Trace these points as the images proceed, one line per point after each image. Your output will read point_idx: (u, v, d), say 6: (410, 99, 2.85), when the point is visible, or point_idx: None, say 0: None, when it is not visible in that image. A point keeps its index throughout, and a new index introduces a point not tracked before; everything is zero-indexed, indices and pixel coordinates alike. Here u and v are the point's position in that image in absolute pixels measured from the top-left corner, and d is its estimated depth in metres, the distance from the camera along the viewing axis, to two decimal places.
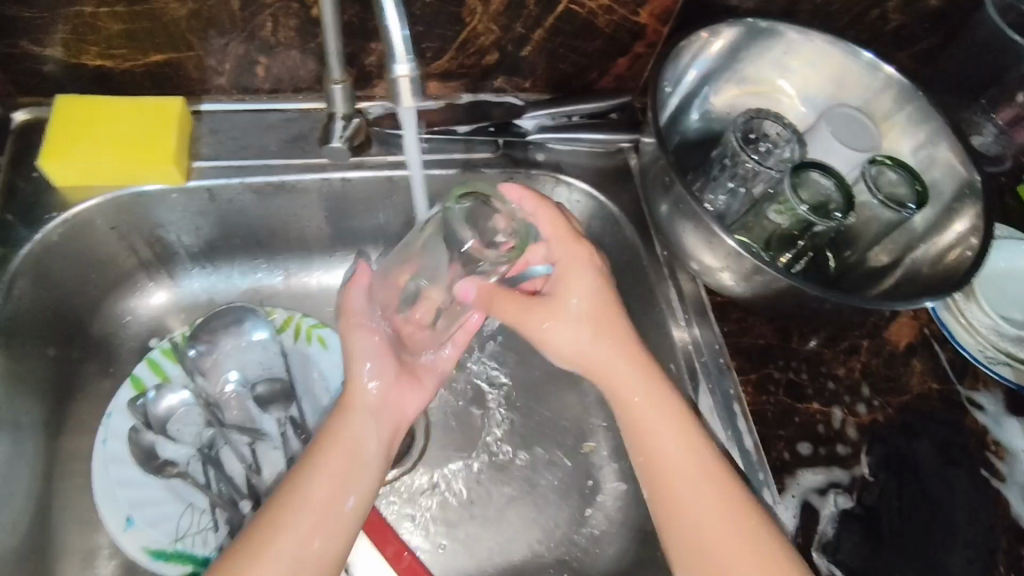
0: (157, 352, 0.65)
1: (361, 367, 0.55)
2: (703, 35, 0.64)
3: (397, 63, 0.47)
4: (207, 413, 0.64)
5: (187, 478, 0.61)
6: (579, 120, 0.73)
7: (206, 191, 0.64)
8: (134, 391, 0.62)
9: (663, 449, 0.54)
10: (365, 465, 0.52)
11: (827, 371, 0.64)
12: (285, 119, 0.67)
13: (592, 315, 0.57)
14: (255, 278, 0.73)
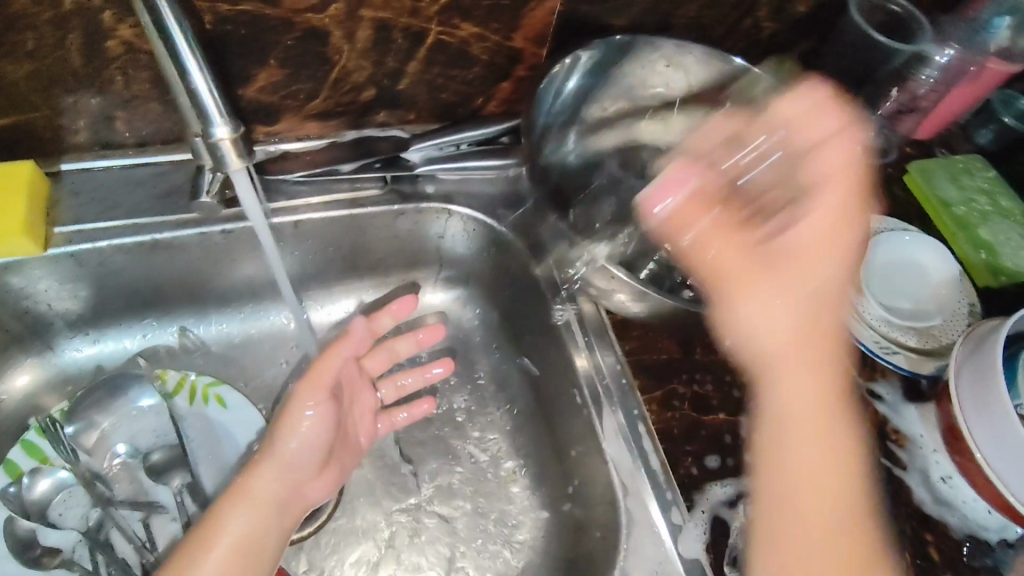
0: (32, 432, 0.60)
1: (288, 439, 0.54)
2: (568, 60, 0.64)
3: (216, 126, 0.51)
4: (93, 491, 0.60)
5: (72, 567, 0.56)
6: (467, 148, 0.71)
7: (70, 257, 0.60)
8: (8, 478, 0.58)
9: (789, 524, 0.46)
10: (261, 551, 0.50)
11: (732, 380, 0.64)
12: (156, 173, 0.64)
13: (806, 283, 0.47)
14: (145, 339, 0.69)
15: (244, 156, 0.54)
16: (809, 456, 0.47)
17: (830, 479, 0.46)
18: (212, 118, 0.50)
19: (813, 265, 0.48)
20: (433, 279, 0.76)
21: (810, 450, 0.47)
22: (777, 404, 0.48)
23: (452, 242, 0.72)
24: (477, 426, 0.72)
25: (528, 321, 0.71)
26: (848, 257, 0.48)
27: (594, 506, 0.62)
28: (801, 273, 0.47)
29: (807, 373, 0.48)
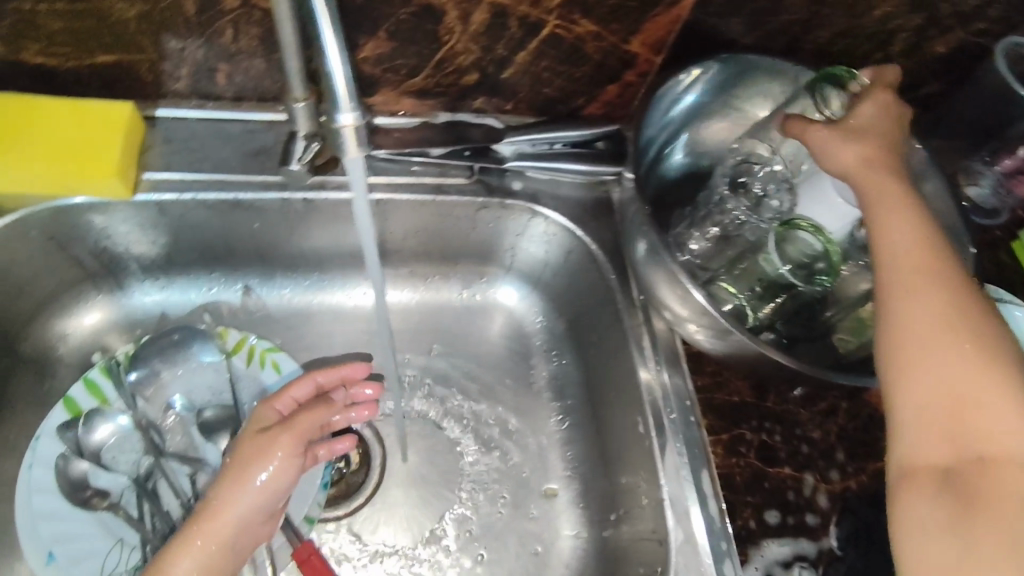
0: (95, 370, 0.60)
1: (251, 490, 0.52)
2: (697, 70, 0.61)
3: (341, 112, 0.45)
4: (146, 439, 0.61)
5: (119, 510, 0.58)
6: (561, 148, 0.69)
7: (155, 205, 0.59)
8: (68, 414, 0.58)
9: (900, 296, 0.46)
10: None
11: (802, 434, 0.60)
12: (247, 131, 0.62)
13: (869, 130, 0.53)
14: (212, 294, 0.68)
15: (363, 144, 0.48)
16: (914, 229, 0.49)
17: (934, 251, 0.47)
18: (338, 104, 0.44)
19: (872, 123, 0.53)
20: (501, 274, 0.74)
21: (926, 283, 0.46)
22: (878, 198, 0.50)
23: (528, 242, 0.70)
24: (524, 432, 0.71)
25: (597, 332, 0.69)
26: (891, 124, 0.54)
27: (639, 537, 0.60)
28: (869, 126, 0.53)
29: (887, 174, 0.51)
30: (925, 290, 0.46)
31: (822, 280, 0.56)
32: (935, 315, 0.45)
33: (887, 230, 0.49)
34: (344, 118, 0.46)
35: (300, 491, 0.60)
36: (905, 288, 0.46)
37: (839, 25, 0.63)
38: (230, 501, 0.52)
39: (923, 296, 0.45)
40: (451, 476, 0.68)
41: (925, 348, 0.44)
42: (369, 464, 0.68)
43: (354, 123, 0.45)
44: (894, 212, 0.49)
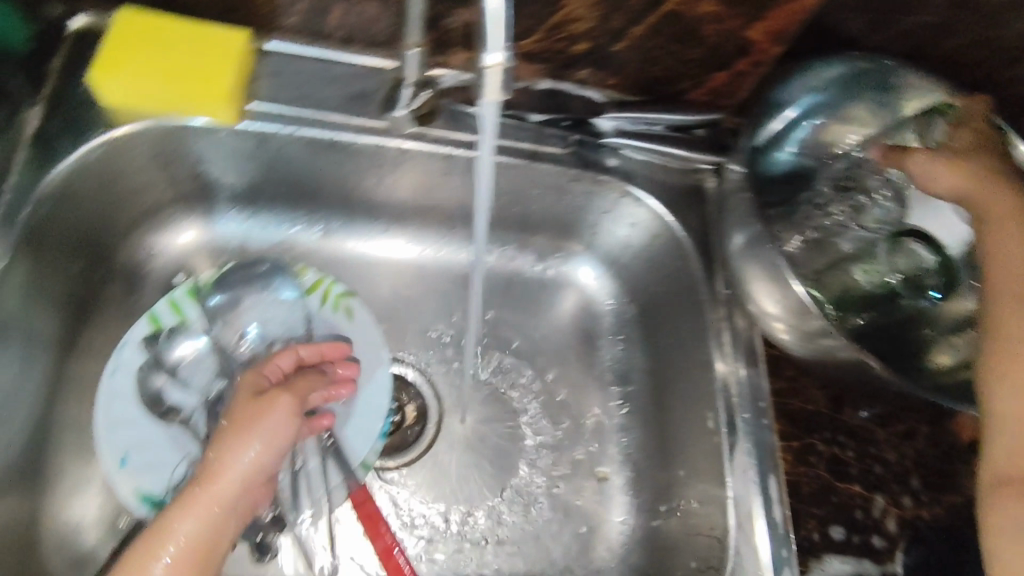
0: (181, 291, 0.62)
1: (250, 452, 0.50)
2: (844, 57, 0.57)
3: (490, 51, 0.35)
4: (220, 363, 0.62)
5: (188, 427, 0.59)
6: (661, 130, 0.68)
7: (257, 135, 0.59)
8: (150, 328, 0.60)
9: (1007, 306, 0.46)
10: (211, 555, 0.47)
11: (876, 453, 0.58)
12: (351, 74, 0.62)
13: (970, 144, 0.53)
14: (293, 232, 0.69)
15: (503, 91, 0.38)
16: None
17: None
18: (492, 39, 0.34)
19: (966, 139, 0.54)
20: (578, 251, 0.73)
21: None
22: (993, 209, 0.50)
23: (614, 221, 0.69)
24: (581, 411, 0.70)
25: (673, 322, 0.67)
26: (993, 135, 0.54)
27: (695, 533, 0.60)
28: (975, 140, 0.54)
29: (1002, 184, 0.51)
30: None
31: (929, 296, 0.57)
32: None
33: (1000, 241, 0.49)
34: (491, 58, 0.36)
35: (358, 435, 0.60)
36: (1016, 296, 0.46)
37: (975, 34, 0.56)
38: (228, 462, 0.50)
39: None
40: (506, 445, 0.68)
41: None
42: (425, 420, 0.68)
43: (503, 64, 0.35)
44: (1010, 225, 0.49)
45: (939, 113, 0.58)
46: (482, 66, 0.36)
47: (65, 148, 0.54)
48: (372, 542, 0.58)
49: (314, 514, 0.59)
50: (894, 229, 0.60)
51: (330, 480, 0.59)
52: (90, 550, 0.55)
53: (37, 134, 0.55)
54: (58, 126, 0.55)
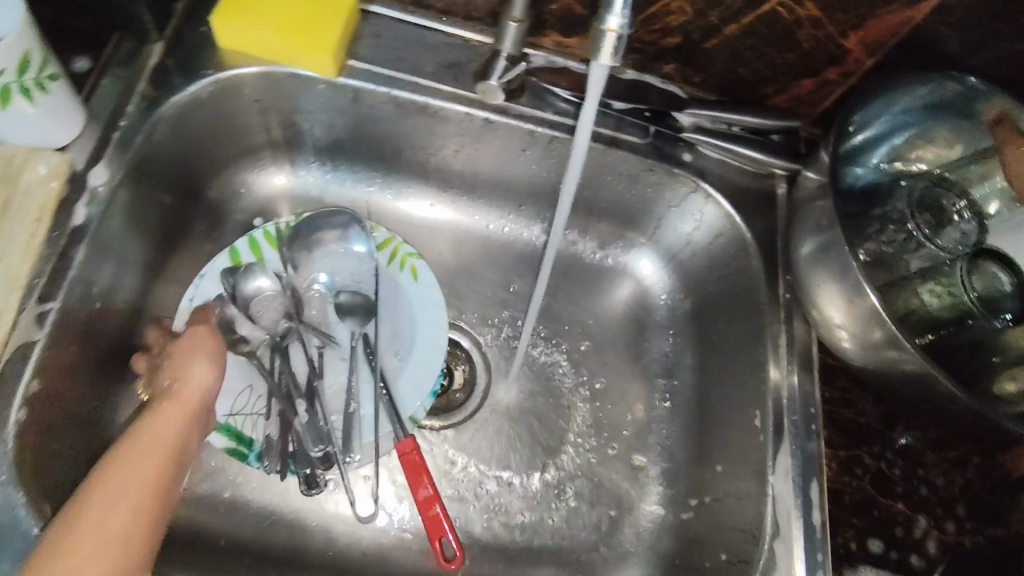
0: (260, 232, 0.66)
1: (196, 370, 0.53)
2: (934, 78, 0.57)
3: (612, 15, 0.38)
4: (289, 304, 0.64)
5: (254, 359, 0.62)
6: (739, 131, 0.68)
7: (353, 92, 0.62)
8: (231, 262, 0.64)
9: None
10: (183, 454, 0.48)
11: (923, 475, 0.57)
12: (447, 43, 0.64)
13: None
14: (367, 192, 0.72)
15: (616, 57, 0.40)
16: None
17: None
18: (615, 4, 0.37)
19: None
20: (639, 242, 0.75)
21: None
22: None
23: (680, 215, 0.70)
24: (625, 399, 0.71)
25: (728, 322, 0.68)
26: None
27: (728, 529, 0.61)
28: None
29: None
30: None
31: (1004, 319, 0.55)
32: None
33: None
34: (611, 24, 0.38)
35: (411, 390, 0.62)
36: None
37: None
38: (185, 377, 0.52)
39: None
40: (547, 421, 0.69)
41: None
42: (472, 387, 0.70)
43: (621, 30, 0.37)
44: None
45: None
46: (602, 30, 0.38)
47: (179, 82, 0.58)
48: (415, 491, 0.59)
49: (363, 461, 0.61)
50: (971, 249, 0.58)
51: (382, 428, 0.61)
52: None
53: (156, 67, 0.58)
54: (174, 62, 0.59)
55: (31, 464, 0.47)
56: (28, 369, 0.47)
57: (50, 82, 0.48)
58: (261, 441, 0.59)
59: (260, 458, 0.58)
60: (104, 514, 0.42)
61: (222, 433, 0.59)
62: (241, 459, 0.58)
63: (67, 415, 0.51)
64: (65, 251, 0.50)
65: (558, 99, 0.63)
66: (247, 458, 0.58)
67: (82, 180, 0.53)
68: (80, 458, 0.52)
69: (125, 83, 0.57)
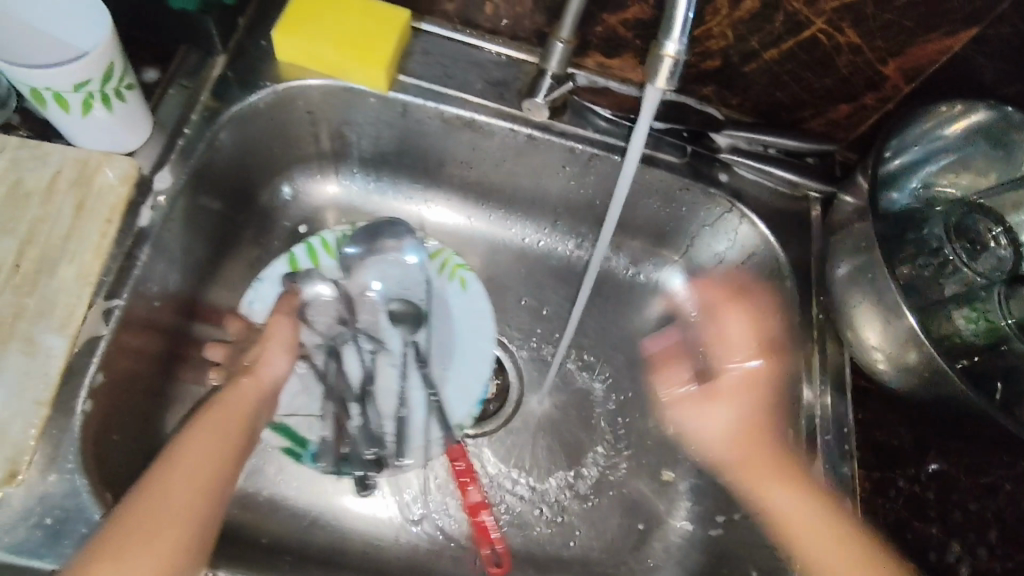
0: (316, 240, 0.69)
1: (275, 360, 0.60)
2: (955, 107, 0.58)
3: (670, 40, 0.40)
4: (345, 310, 0.67)
5: (311, 362, 0.65)
6: (774, 153, 0.69)
7: (402, 105, 0.64)
8: (289, 267, 0.68)
9: (722, 422, 0.63)
10: (245, 434, 0.54)
11: (957, 500, 0.56)
12: (493, 61, 0.66)
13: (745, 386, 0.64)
14: (409, 203, 0.74)
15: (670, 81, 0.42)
16: (752, 378, 0.65)
17: (763, 381, 0.65)
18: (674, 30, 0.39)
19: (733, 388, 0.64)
20: (672, 260, 0.76)
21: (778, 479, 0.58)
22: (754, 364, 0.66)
23: (715, 235, 0.71)
24: (655, 414, 0.72)
25: None
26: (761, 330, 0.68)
27: (758, 547, 0.61)
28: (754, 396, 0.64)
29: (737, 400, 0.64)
30: (774, 432, 0.62)
31: None
32: (778, 455, 0.60)
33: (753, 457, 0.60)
34: (669, 49, 0.40)
35: (459, 398, 0.66)
36: (736, 427, 0.62)
37: None
38: (265, 363, 0.59)
39: (755, 421, 0.62)
40: (578, 433, 0.70)
41: (766, 484, 0.58)
42: (505, 396, 0.71)
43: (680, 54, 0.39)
44: (738, 368, 0.65)
45: None
46: (661, 54, 0.40)
47: (239, 94, 0.61)
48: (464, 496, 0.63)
49: (412, 464, 0.64)
50: (1010, 273, 0.57)
51: (431, 433, 0.65)
52: None
53: (219, 79, 0.61)
54: (235, 74, 0.61)
55: (104, 447, 0.50)
56: (93, 362, 0.50)
57: (127, 90, 0.51)
58: (316, 441, 0.63)
59: (315, 459, 0.62)
60: (177, 476, 0.48)
61: (281, 434, 0.62)
62: (296, 459, 0.62)
63: (126, 408, 0.54)
64: (131, 251, 0.53)
65: (598, 117, 0.65)
66: (303, 458, 0.62)
67: (148, 184, 0.55)
68: (135, 451, 0.55)
69: (190, 93, 0.60)
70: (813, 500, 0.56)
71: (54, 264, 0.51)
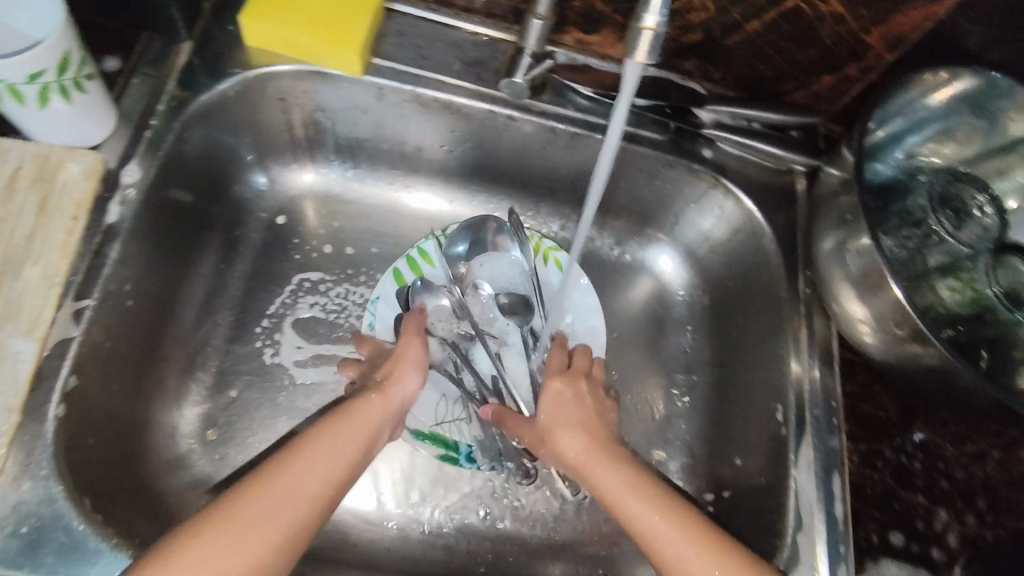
0: (416, 252, 0.69)
1: (408, 380, 0.59)
2: (937, 75, 0.56)
3: (649, 12, 0.38)
4: (460, 314, 0.68)
5: (440, 369, 0.66)
6: (757, 127, 0.69)
7: (377, 89, 0.62)
8: (398, 284, 0.67)
9: (568, 449, 0.57)
10: (366, 450, 0.53)
11: (943, 469, 0.57)
12: (469, 41, 0.64)
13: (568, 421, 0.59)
14: (390, 190, 0.73)
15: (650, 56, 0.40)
16: (572, 400, 0.61)
17: (588, 407, 0.61)
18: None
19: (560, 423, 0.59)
20: (658, 239, 0.75)
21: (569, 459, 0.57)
22: (567, 397, 0.61)
23: (701, 210, 0.70)
24: (645, 394, 0.71)
25: (747, 317, 0.68)
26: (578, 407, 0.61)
27: (749, 523, 0.61)
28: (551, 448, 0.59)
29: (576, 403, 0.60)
30: (572, 437, 0.58)
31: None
32: (580, 451, 0.57)
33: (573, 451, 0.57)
34: (646, 21, 0.38)
35: None
36: (556, 438, 0.58)
37: None
38: (395, 384, 0.58)
39: (563, 441, 0.58)
40: None
41: (589, 463, 0.56)
42: None
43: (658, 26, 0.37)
44: (551, 387, 0.62)
45: None
46: (639, 27, 0.38)
47: (206, 82, 0.59)
48: None
49: None
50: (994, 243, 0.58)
51: None
52: (182, 456, 0.60)
53: (184, 67, 0.59)
54: (201, 62, 0.59)
55: (81, 453, 0.49)
56: (66, 365, 0.48)
57: (87, 81, 0.49)
58: (468, 443, 0.63)
59: (472, 460, 0.62)
60: (289, 478, 0.47)
61: (430, 442, 0.63)
62: (453, 463, 0.62)
63: (101, 410, 0.52)
64: (99, 248, 0.51)
65: (578, 95, 0.64)
66: (459, 461, 0.62)
67: (115, 178, 0.53)
68: (115, 453, 0.53)
69: (155, 83, 0.57)
70: (636, 473, 0.54)
71: (18, 266, 0.50)
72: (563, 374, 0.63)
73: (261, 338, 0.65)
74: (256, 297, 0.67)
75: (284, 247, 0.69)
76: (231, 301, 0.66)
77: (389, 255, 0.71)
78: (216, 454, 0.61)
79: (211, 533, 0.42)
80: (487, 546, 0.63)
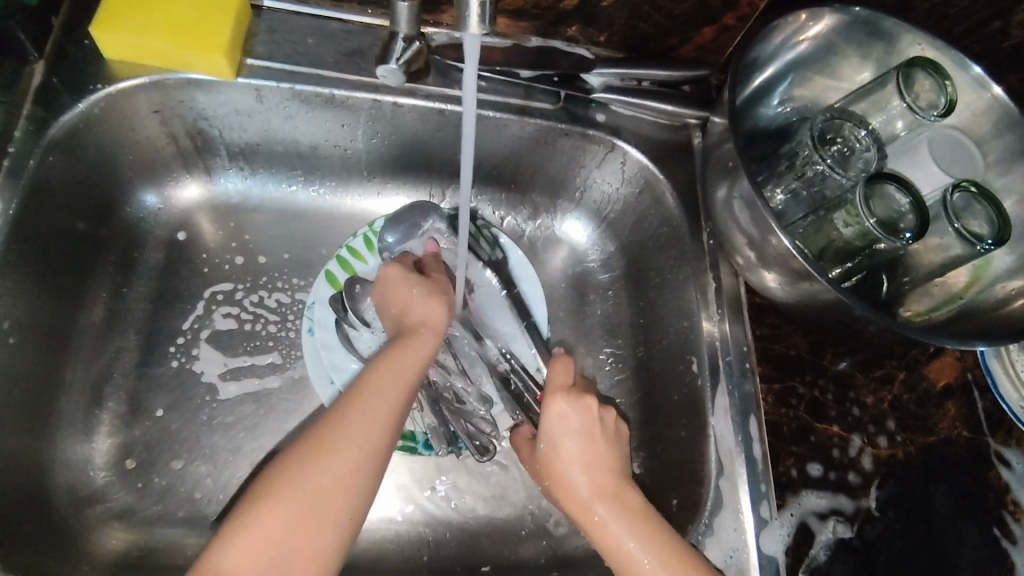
0: (345, 251, 0.68)
1: (434, 308, 0.59)
2: (801, 17, 0.58)
3: None
4: None
5: None
6: (648, 86, 0.69)
7: (254, 90, 0.61)
8: (331, 287, 0.66)
9: (576, 489, 0.54)
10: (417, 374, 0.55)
11: (854, 397, 0.59)
12: (345, 31, 0.63)
13: (579, 460, 0.55)
14: (289, 191, 0.71)
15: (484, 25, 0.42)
16: (576, 428, 0.57)
17: (602, 434, 0.57)
18: None
19: (561, 459, 0.56)
20: (569, 210, 0.75)
21: (571, 498, 0.54)
22: (572, 422, 0.57)
23: (604, 174, 0.71)
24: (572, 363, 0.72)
25: (660, 273, 0.69)
26: (591, 438, 0.56)
27: (678, 472, 0.62)
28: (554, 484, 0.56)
29: (580, 438, 0.56)
30: (580, 474, 0.55)
31: (907, 236, 0.53)
32: (586, 495, 0.54)
33: (566, 491, 0.55)
34: None
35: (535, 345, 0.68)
36: (562, 476, 0.55)
37: None
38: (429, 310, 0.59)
39: (571, 479, 0.55)
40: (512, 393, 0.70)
41: (592, 506, 0.53)
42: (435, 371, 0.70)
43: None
44: (552, 411, 0.57)
45: (917, 67, 0.57)
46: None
47: (67, 101, 0.56)
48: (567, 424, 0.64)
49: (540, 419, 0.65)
50: (869, 175, 0.56)
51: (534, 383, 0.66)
52: (99, 488, 0.58)
53: (40, 88, 0.56)
54: (60, 81, 0.57)
55: None
56: None
57: None
58: (423, 431, 0.63)
59: (430, 447, 0.63)
60: (349, 416, 0.49)
61: None
62: (412, 451, 0.62)
63: None
64: None
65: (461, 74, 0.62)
66: (418, 448, 0.63)
67: None
68: (9, 497, 0.51)
69: (9, 107, 0.55)
70: (635, 506, 0.53)
71: None
72: (567, 392, 0.58)
73: (175, 357, 0.63)
74: (161, 317, 0.65)
75: (188, 263, 0.67)
76: (136, 323, 0.64)
77: (300, 258, 0.69)
78: (136, 482, 0.59)
79: (294, 468, 0.47)
80: (427, 535, 0.63)
